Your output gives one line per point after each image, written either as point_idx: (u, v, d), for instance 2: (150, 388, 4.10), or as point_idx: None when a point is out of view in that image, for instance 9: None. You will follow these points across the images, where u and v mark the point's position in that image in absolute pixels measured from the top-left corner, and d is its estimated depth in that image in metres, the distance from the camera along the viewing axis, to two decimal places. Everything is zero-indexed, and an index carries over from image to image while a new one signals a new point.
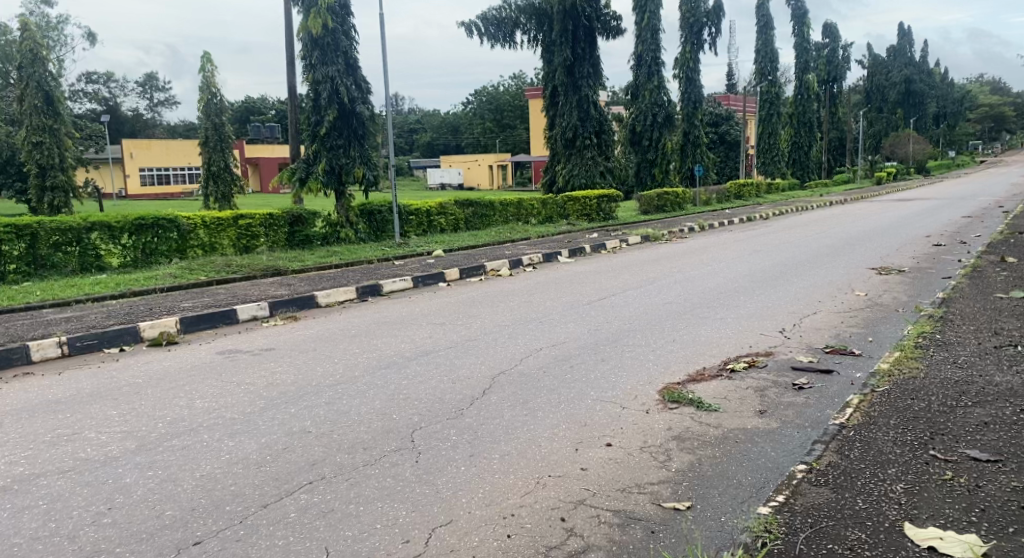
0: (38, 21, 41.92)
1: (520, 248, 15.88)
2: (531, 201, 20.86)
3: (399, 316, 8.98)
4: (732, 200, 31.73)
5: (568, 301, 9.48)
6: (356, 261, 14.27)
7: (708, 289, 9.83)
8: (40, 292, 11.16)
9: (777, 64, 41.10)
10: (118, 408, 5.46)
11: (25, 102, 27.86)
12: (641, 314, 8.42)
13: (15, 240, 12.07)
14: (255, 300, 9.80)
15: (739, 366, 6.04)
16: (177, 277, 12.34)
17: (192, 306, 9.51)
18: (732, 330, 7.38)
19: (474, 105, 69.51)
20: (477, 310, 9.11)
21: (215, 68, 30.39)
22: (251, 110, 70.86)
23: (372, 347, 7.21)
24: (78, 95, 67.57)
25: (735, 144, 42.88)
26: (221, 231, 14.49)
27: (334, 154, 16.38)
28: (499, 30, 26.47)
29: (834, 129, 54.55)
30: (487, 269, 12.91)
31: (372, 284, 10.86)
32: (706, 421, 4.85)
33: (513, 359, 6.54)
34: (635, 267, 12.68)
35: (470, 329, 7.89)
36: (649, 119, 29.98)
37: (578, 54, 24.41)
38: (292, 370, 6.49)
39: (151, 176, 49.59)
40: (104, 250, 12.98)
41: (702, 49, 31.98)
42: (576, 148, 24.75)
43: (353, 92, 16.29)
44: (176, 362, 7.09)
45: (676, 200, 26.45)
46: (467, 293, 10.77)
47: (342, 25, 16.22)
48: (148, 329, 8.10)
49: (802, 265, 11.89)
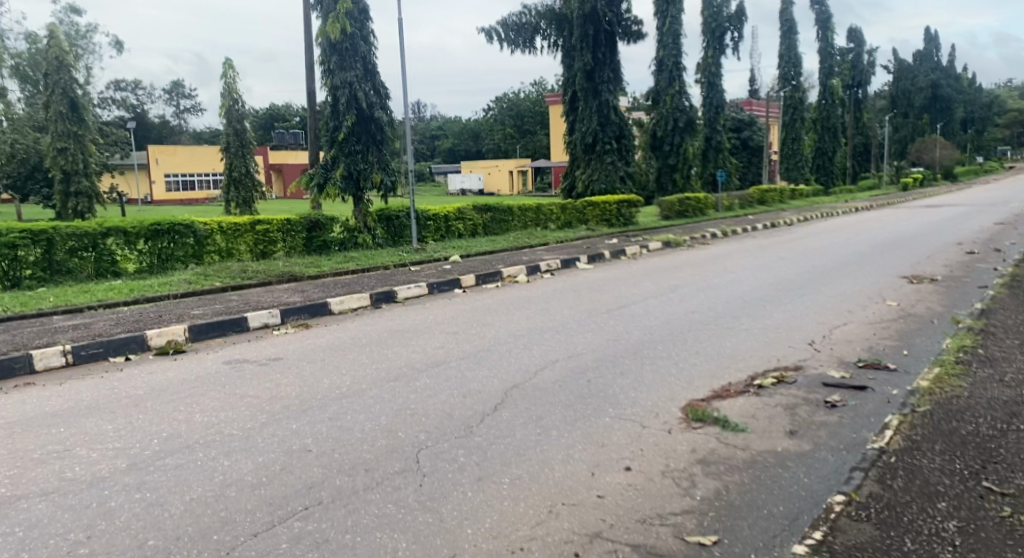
0: (67, 30, 42.35)
1: (538, 254, 15.59)
2: (550, 206, 20.56)
3: (412, 324, 8.71)
4: (755, 206, 31.25)
5: (587, 309, 9.16)
6: (373, 267, 14.04)
7: (733, 298, 9.47)
8: (53, 298, 11.02)
9: (801, 69, 40.45)
10: (115, 423, 5.23)
11: (50, 109, 28.00)
12: (663, 324, 8.08)
13: (31, 245, 11.94)
14: (266, 307, 9.57)
15: (767, 382, 5.71)
16: (192, 283, 12.18)
17: (203, 313, 9.30)
18: (759, 343, 7.03)
19: (495, 111, 69.43)
20: (493, 318, 8.83)
21: (237, 74, 30.37)
22: (275, 117, 71.26)
23: (382, 357, 6.95)
24: (106, 103, 68.34)
25: (759, 150, 42.32)
26: (238, 237, 14.32)
27: (352, 159, 16.17)
28: (519, 36, 26.30)
29: (859, 135, 53.83)
30: (503, 276, 12.62)
31: (386, 290, 10.60)
32: (734, 442, 4.52)
33: (527, 371, 6.24)
34: (656, 274, 12.33)
35: (484, 338, 7.60)
36: (671, 124, 29.58)
37: (599, 59, 24.08)
38: (298, 382, 6.23)
39: (177, 182, 49.85)
40: (120, 255, 12.87)
41: (725, 54, 31.58)
42: (596, 152, 24.44)
43: (371, 97, 16.10)
44: (180, 372, 6.86)
45: (698, 206, 26.06)
46: (483, 300, 10.49)
47: (361, 30, 16.02)
48: (155, 337, 7.86)
49: (829, 273, 11.49)
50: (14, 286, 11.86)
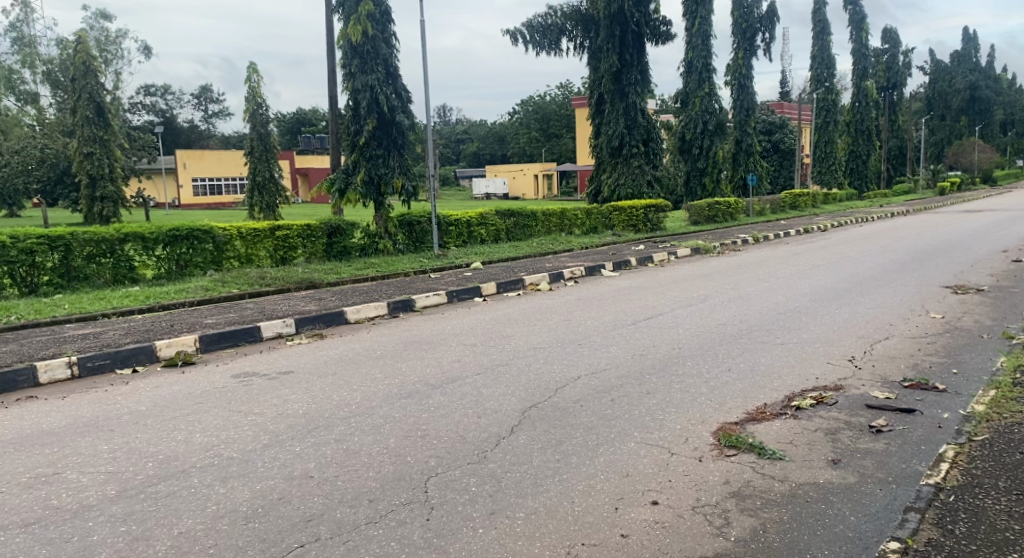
0: (97, 36, 42.68)
1: (561, 260, 15.24)
2: (574, 211, 20.21)
3: (431, 335, 8.42)
4: (786, 210, 30.67)
5: (612, 320, 8.79)
6: (394, 274, 13.80)
7: (765, 310, 9.06)
8: (69, 305, 10.87)
9: (834, 70, 39.45)
10: (110, 443, 4.96)
11: (77, 114, 28.11)
12: (692, 337, 7.70)
13: (49, 250, 11.81)
14: (280, 316, 9.32)
15: (804, 404, 5.37)
16: (209, 290, 11.99)
17: (216, 322, 9.07)
18: (794, 360, 6.63)
19: (521, 114, 69.06)
20: (513, 329, 8.50)
21: (261, 79, 30.36)
22: (302, 121, 71.50)
23: (396, 371, 6.65)
24: (136, 108, 69.02)
25: (790, 153, 41.60)
26: (258, 243, 14.11)
27: (374, 164, 15.93)
28: (545, 37, 25.95)
29: (894, 137, 52.79)
30: (526, 284, 12.28)
31: (404, 299, 10.33)
32: (770, 473, 4.15)
33: (547, 388, 5.91)
34: (684, 282, 11.95)
35: (503, 352, 7.27)
36: (700, 126, 29.03)
37: (626, 60, 23.68)
38: (306, 398, 5.95)
39: (205, 186, 50.09)
40: (138, 261, 12.73)
41: (755, 55, 31.06)
42: (623, 156, 24.03)
43: (393, 100, 15.85)
44: (186, 386, 6.60)
45: (728, 210, 25.59)
46: (504, 309, 10.16)
47: (382, 33, 15.80)
48: (165, 348, 7.67)
49: (868, 282, 11.01)
50: (32, 292, 11.73)
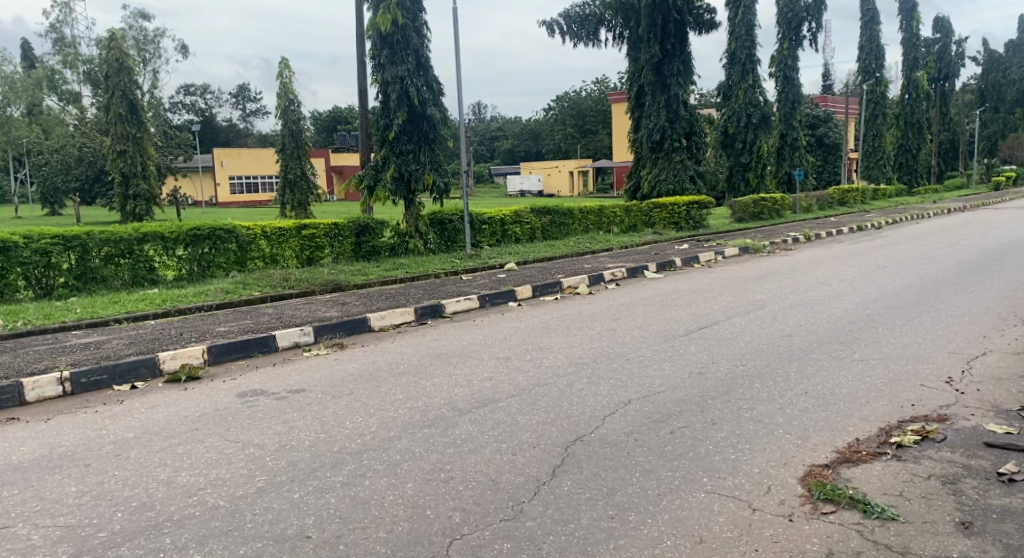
0: (136, 35, 42.48)
1: (600, 260, 14.32)
2: (613, 208, 19.30)
3: (460, 347, 7.63)
4: (834, 207, 29.42)
5: (662, 329, 7.91)
6: (424, 275, 13.06)
7: (833, 319, 8.14)
8: (81, 309, 10.25)
9: (883, 61, 37.96)
10: (80, 483, 4.21)
11: (110, 112, 27.80)
12: (755, 353, 6.79)
13: (65, 251, 11.23)
14: (298, 324, 8.57)
15: (909, 439, 4.50)
16: (230, 293, 11.33)
17: (230, 329, 8.36)
18: (880, 382, 5.71)
19: (557, 111, 68.11)
20: (550, 340, 7.65)
21: (293, 75, 29.85)
22: (338, 119, 71.21)
23: (422, 393, 5.88)
24: (177, 107, 69.41)
25: (835, 148, 40.13)
26: (283, 242, 13.44)
27: (404, 160, 15.18)
28: (583, 28, 24.98)
29: (944, 130, 50.86)
30: (563, 287, 11.42)
31: (432, 305, 9.55)
32: (886, 542, 3.40)
33: (594, 417, 5.08)
34: (737, 285, 11.03)
35: (541, 369, 6.44)
36: (743, 119, 27.89)
37: (668, 51, 22.68)
38: (317, 425, 5.18)
39: (241, 185, 49.87)
40: (159, 262, 12.13)
41: (801, 46, 29.86)
42: (664, 150, 23.05)
43: (424, 93, 15.07)
44: (185, 406, 5.88)
45: (774, 207, 24.51)
46: (540, 316, 9.33)
47: (413, 21, 15.06)
48: (169, 360, 6.97)
49: (943, 285, 9.99)
50: (46, 295, 11.16)
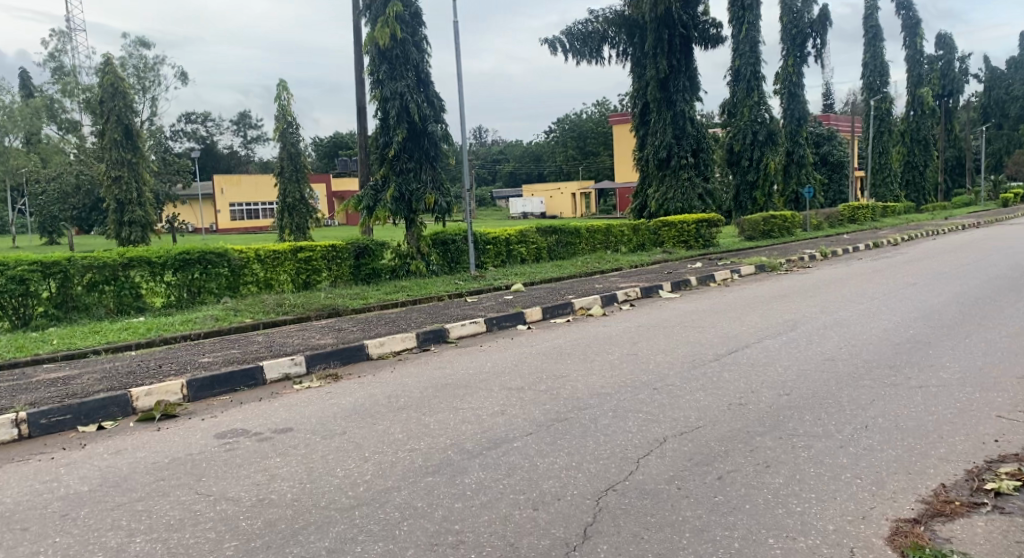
0: (135, 62, 42.05)
1: (611, 280, 13.64)
2: (620, 227, 18.65)
3: (468, 377, 6.92)
4: (844, 224, 28.75)
5: (687, 353, 7.19)
6: (426, 298, 12.39)
7: (875, 341, 7.41)
8: (57, 340, 9.55)
9: (887, 79, 37.46)
10: (10, 557, 3.57)
11: (105, 137, 27.25)
12: (799, 380, 6.08)
13: (44, 279, 10.53)
14: (290, 352, 7.87)
15: (1007, 485, 3.81)
16: (219, 321, 10.62)
17: (213, 359, 7.66)
18: (948, 414, 4.99)
19: (557, 134, 67.69)
20: (566, 367, 6.93)
21: (291, 97, 29.36)
22: (340, 144, 70.82)
23: (426, 432, 5.17)
24: (178, 134, 69.26)
25: (840, 166, 39.48)
26: (279, 266, 12.76)
27: (404, 179, 14.54)
28: (586, 45, 24.34)
29: (949, 148, 50.29)
30: (575, 308, 10.73)
31: (436, 329, 8.84)
32: None
33: (627, 460, 4.37)
34: (760, 305, 10.31)
35: (559, 401, 5.73)
36: (749, 137, 27.29)
37: (674, 66, 22.19)
38: (303, 473, 4.48)
39: (242, 212, 49.28)
40: (147, 289, 11.45)
41: (806, 63, 29.42)
42: (670, 168, 22.41)
43: (425, 109, 14.45)
44: (154, 450, 5.16)
45: (784, 224, 23.80)
46: (553, 340, 8.62)
47: (413, 36, 14.49)
48: (142, 397, 6.27)
49: (983, 302, 9.26)
50: (24, 325, 10.46)
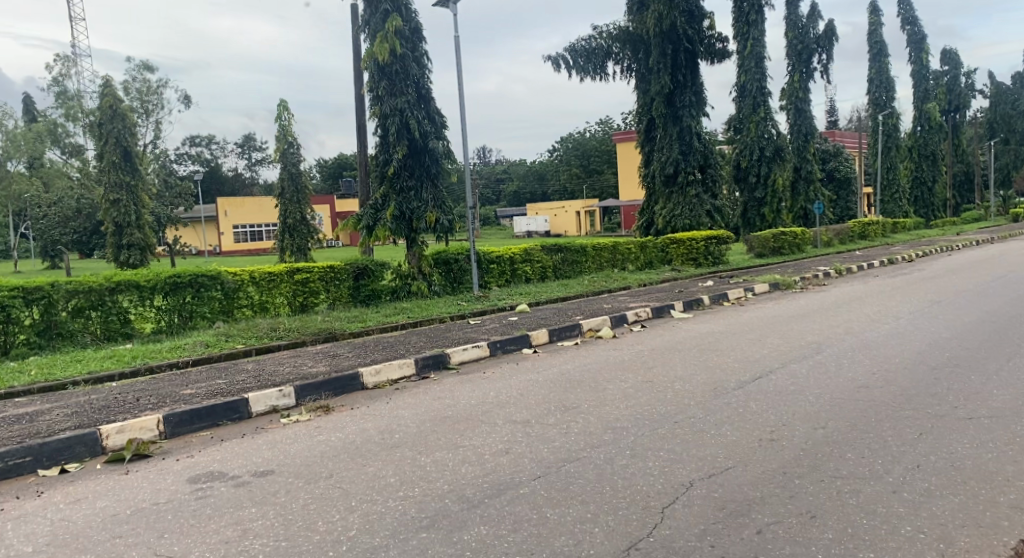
0: (138, 85, 41.80)
1: (619, 300, 13.10)
2: (627, 244, 18.12)
3: (469, 408, 6.36)
4: (855, 240, 28.16)
5: (707, 380, 6.63)
6: (427, 320, 11.87)
7: (910, 364, 6.82)
8: (36, 371, 9.03)
9: (894, 94, 37.02)
10: None
11: (104, 159, 26.87)
12: (834, 410, 5.52)
13: (26, 305, 10.03)
14: (279, 382, 7.33)
15: None
16: (210, 347, 10.09)
17: (197, 391, 7.15)
18: (1008, 452, 4.44)
19: (561, 153, 67.30)
20: (577, 396, 6.37)
21: (292, 117, 29.00)
22: (343, 166, 70.50)
23: (423, 475, 4.64)
24: (182, 157, 69.08)
25: (847, 182, 38.96)
26: (274, 289, 12.25)
27: (405, 198, 14.06)
28: (590, 62, 23.92)
29: (957, 163, 49.73)
30: (583, 330, 10.17)
31: (436, 355, 8.30)
32: None
33: (650, 511, 3.89)
34: (779, 325, 9.74)
35: (570, 437, 5.18)
36: (756, 153, 26.79)
37: (679, 81, 21.76)
38: (281, 528, 3.98)
39: (246, 234, 48.87)
40: (135, 314, 10.92)
41: (812, 78, 29.00)
42: (678, 185, 21.90)
43: (425, 125, 13.99)
44: (119, 497, 4.64)
45: (795, 240, 23.23)
46: (561, 365, 8.06)
47: (413, 51, 14.05)
48: (113, 434, 5.76)
49: (1018, 323, 8.67)
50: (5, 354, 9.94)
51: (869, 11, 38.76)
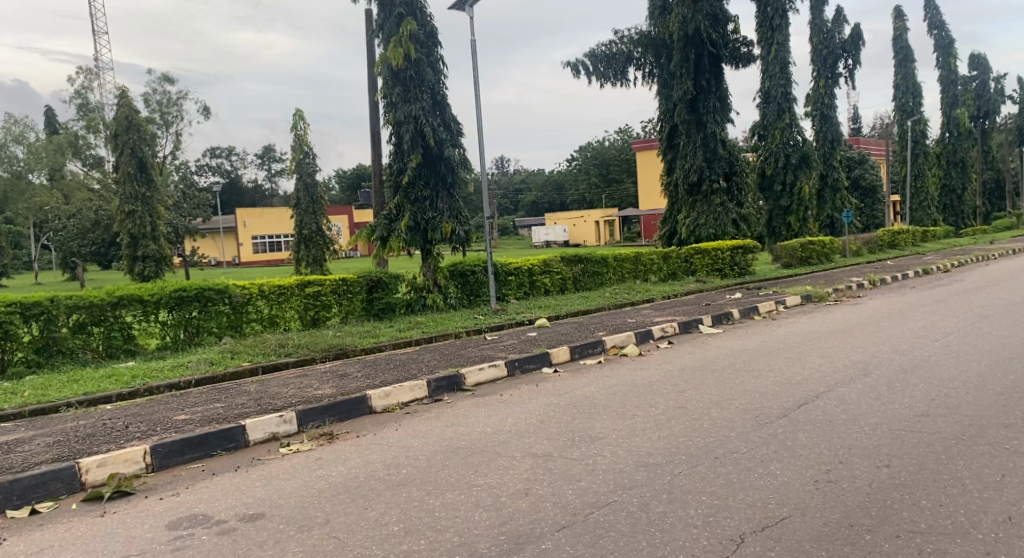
0: (158, 97, 41.76)
1: (643, 314, 12.49)
2: (649, 254, 17.50)
3: (486, 437, 5.78)
4: (884, 250, 27.33)
5: (748, 407, 6.01)
6: (442, 335, 11.32)
7: (973, 389, 6.16)
8: (30, 391, 8.55)
9: (921, 100, 36.11)
10: None
11: (119, 171, 26.60)
12: (894, 443, 4.90)
13: (24, 322, 9.57)
14: (281, 405, 6.80)
15: None
16: (214, 365, 9.58)
17: (192, 417, 6.62)
18: None
19: (580, 162, 66.73)
20: (605, 425, 5.78)
21: (308, 127, 28.65)
22: (363, 176, 70.31)
23: (430, 524, 4.10)
24: (203, 168, 69.34)
25: (872, 190, 38.09)
26: (285, 302, 11.70)
27: (420, 208, 13.55)
28: (610, 67, 23.43)
29: (986, 170, 48.61)
30: (607, 347, 9.56)
31: (450, 376, 7.71)
32: None
33: None
34: (817, 342, 9.10)
35: (599, 476, 4.62)
36: (781, 160, 26.07)
37: (703, 86, 21.15)
38: None
39: (265, 244, 48.68)
40: (139, 330, 10.42)
41: (838, 83, 28.23)
42: (701, 193, 21.24)
43: (441, 133, 13.46)
44: (88, 549, 4.13)
45: (823, 250, 22.49)
46: (585, 386, 7.46)
47: (428, 56, 13.52)
48: (93, 469, 5.26)
49: None
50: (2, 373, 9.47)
51: (894, 16, 37.93)
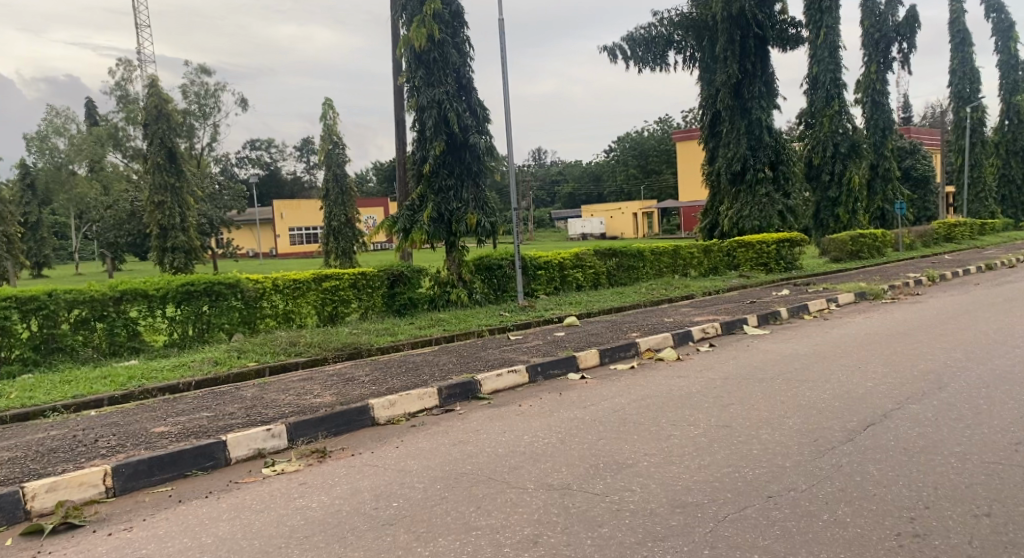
0: (195, 89, 41.58)
1: (681, 312, 11.56)
2: (689, 248, 16.53)
3: (496, 460, 4.98)
4: (939, 243, 25.95)
5: (806, 428, 5.12)
6: (463, 334, 10.53)
7: None
8: (18, 393, 7.93)
9: (980, 87, 34.25)
10: None
11: (148, 162, 26.30)
12: (989, 482, 4.02)
13: (21, 318, 8.94)
14: (271, 416, 6.06)
15: None
16: (217, 365, 8.88)
17: (172, 429, 5.90)
18: None
19: (619, 153, 65.37)
20: (636, 448, 4.94)
21: (339, 116, 28.01)
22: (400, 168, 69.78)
23: None
24: (242, 161, 69.67)
25: (925, 181, 36.42)
26: (300, 297, 10.96)
27: (444, 198, 12.74)
28: (649, 51, 22.35)
29: None
30: (640, 350, 8.69)
31: (464, 383, 6.91)
32: None
33: None
34: (879, 346, 8.12)
35: (626, 521, 3.82)
36: (830, 149, 24.80)
37: (748, 70, 20.02)
38: None
39: (301, 236, 48.35)
40: (145, 327, 9.74)
41: (890, 69, 26.73)
42: (745, 183, 20.15)
43: (467, 118, 12.63)
44: None
45: (876, 243, 21.26)
46: (614, 396, 6.62)
47: (453, 37, 12.70)
48: (41, 495, 4.63)
49: None
50: None
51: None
